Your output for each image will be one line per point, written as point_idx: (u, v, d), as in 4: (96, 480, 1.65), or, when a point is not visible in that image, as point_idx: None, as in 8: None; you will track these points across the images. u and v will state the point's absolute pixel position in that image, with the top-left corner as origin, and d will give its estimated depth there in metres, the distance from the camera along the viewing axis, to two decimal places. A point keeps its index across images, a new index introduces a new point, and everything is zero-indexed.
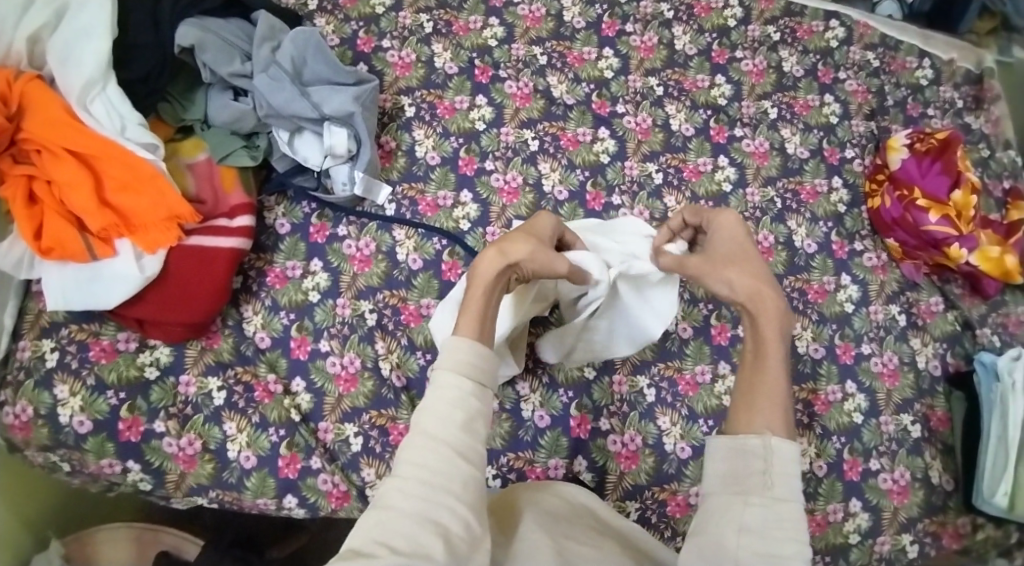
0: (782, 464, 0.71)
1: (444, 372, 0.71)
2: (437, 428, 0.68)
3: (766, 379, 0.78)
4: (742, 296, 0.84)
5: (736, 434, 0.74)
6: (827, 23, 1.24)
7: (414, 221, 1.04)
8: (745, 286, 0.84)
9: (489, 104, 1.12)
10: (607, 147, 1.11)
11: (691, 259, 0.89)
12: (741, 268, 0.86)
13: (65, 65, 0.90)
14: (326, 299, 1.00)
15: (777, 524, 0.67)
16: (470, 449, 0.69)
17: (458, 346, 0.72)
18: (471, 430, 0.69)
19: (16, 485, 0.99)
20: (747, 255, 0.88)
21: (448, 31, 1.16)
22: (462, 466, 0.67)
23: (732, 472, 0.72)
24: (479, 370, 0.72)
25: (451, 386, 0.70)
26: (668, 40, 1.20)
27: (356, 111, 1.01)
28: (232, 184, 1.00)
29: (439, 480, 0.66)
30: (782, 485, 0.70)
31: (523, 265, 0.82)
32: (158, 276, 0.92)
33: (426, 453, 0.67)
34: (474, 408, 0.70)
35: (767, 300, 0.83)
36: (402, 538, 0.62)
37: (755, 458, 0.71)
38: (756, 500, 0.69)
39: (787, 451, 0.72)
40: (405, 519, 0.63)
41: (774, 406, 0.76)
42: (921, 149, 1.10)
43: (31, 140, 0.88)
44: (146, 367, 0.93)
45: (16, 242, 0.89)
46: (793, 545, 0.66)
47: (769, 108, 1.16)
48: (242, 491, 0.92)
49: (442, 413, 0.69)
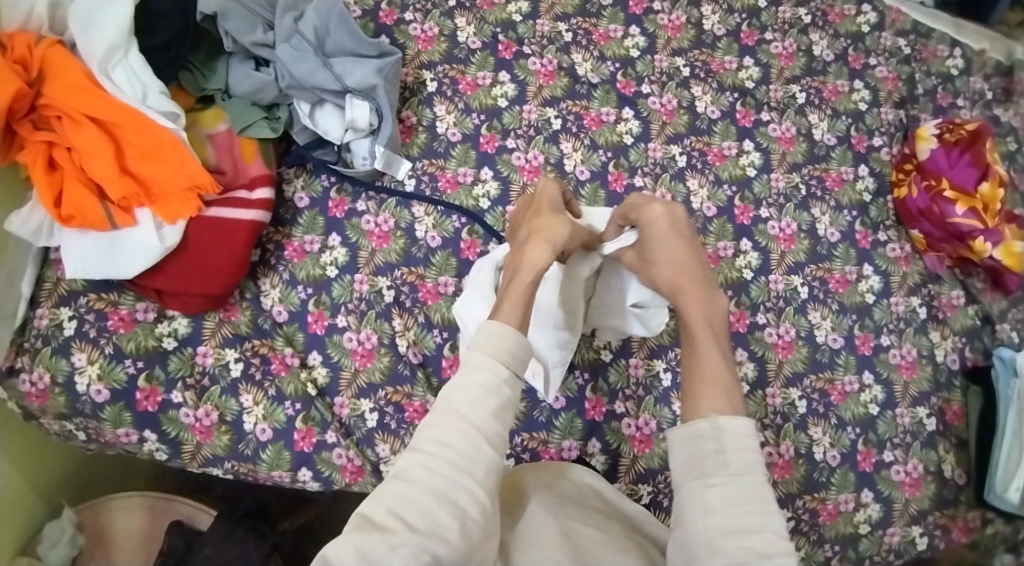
0: (737, 440, 0.69)
1: (478, 354, 0.69)
2: (468, 410, 0.66)
3: (703, 364, 0.77)
4: (667, 290, 0.86)
5: (688, 422, 0.72)
6: (859, 7, 1.21)
7: (433, 198, 1.03)
8: (666, 279, 0.86)
9: (512, 81, 1.10)
10: (631, 128, 1.09)
11: (626, 253, 0.90)
12: (672, 265, 0.86)
13: (86, 30, 0.88)
14: (344, 275, 0.99)
15: (741, 500, 0.65)
16: (496, 436, 0.67)
17: (495, 330, 0.70)
18: (503, 418, 0.68)
19: (32, 452, 0.99)
20: (678, 248, 0.87)
21: (472, 5, 1.14)
22: (487, 452, 0.66)
23: (690, 459, 0.69)
24: (515, 359, 0.70)
25: (485, 370, 0.68)
26: (697, 20, 1.18)
27: (379, 83, 0.99)
28: (253, 155, 0.99)
29: (465, 463, 0.65)
30: (738, 460, 0.67)
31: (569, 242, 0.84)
32: (177, 247, 0.91)
33: (454, 431, 0.66)
34: (507, 396, 0.68)
35: (692, 292, 0.84)
36: (419, 514, 0.61)
37: (708, 442, 0.69)
38: (716, 480, 0.66)
39: (739, 427, 0.69)
40: (425, 496, 0.62)
41: (714, 386, 0.74)
42: (950, 140, 1.07)
43: (52, 106, 0.86)
44: (164, 338, 0.93)
45: (36, 209, 0.88)
46: (757, 518, 0.64)
47: (797, 93, 1.14)
48: (257, 462, 0.93)
49: (473, 394, 0.67)
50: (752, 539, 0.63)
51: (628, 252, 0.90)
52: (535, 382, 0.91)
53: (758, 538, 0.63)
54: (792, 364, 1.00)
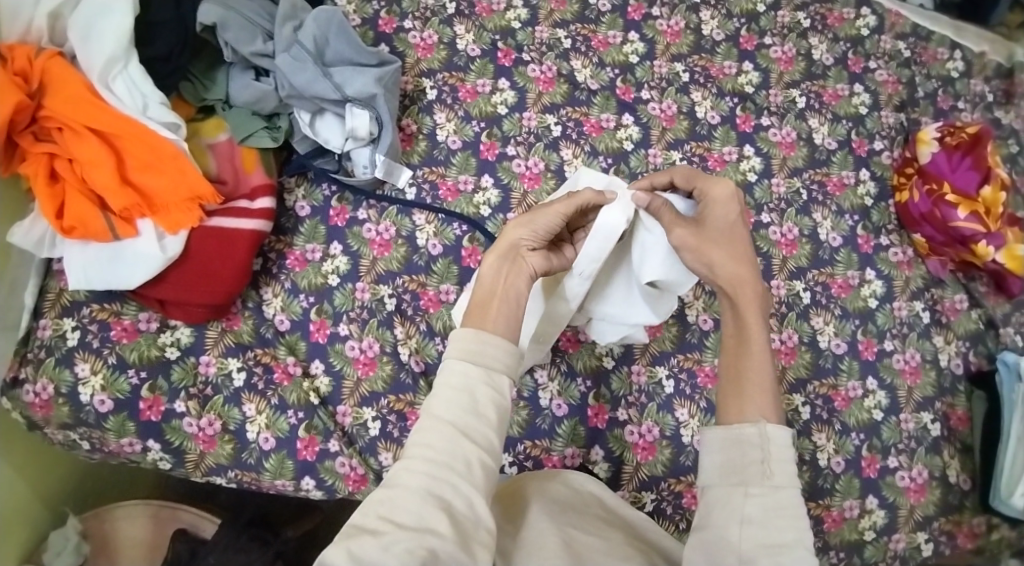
0: (780, 451, 0.69)
1: (449, 359, 0.70)
2: (442, 409, 0.67)
3: (753, 363, 0.75)
4: (724, 280, 0.81)
5: (730, 425, 0.71)
6: (859, 11, 1.21)
7: (434, 206, 1.04)
8: (726, 268, 0.81)
9: (511, 88, 1.10)
10: (631, 134, 1.09)
11: (680, 225, 0.84)
12: (728, 250, 0.82)
13: (87, 42, 0.89)
14: (345, 283, 0.99)
15: (778, 513, 0.66)
16: (477, 432, 0.67)
17: (462, 333, 0.71)
18: (480, 414, 0.67)
19: (37, 462, 1.00)
20: (735, 235, 0.83)
21: (471, 12, 1.14)
22: (468, 447, 0.66)
23: (729, 463, 0.69)
24: (486, 356, 0.70)
25: (456, 370, 0.68)
26: (696, 25, 1.18)
27: (378, 92, 1.00)
28: (254, 165, 1.00)
29: (446, 459, 0.65)
30: (780, 473, 0.68)
31: (525, 235, 0.80)
32: (179, 256, 0.91)
33: (432, 432, 0.66)
34: (482, 393, 0.68)
35: (748, 287, 0.80)
36: (407, 513, 0.62)
37: (753, 449, 0.69)
38: (755, 490, 0.67)
39: (784, 437, 0.69)
40: (411, 496, 0.63)
41: (762, 391, 0.73)
42: (951, 143, 1.07)
43: (52, 117, 0.87)
44: (167, 348, 0.93)
45: (38, 220, 0.88)
46: (793, 533, 0.65)
47: (797, 97, 1.14)
48: (260, 472, 0.93)
49: (447, 394, 0.67)
50: (787, 555, 0.63)
51: (682, 225, 0.84)
52: None
53: (791, 553, 0.64)
54: (795, 370, 0.99)
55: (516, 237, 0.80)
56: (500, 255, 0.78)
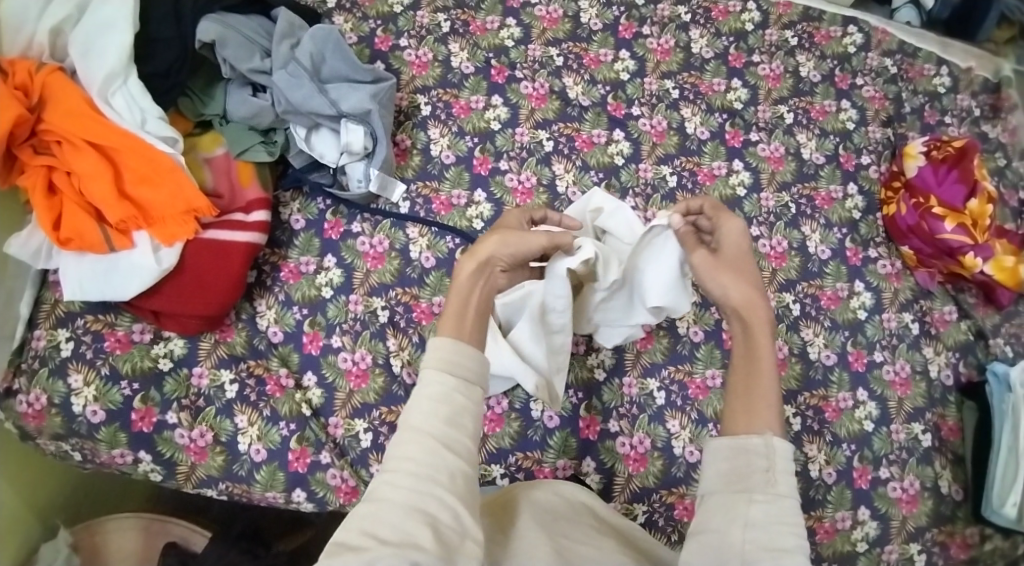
0: (784, 462, 0.69)
1: (426, 369, 0.69)
2: (421, 421, 0.66)
3: (761, 378, 0.75)
4: (736, 300, 0.81)
5: (736, 435, 0.71)
6: (846, 29, 1.24)
7: (428, 219, 1.05)
8: (739, 290, 0.81)
9: (504, 105, 1.12)
10: (622, 149, 1.11)
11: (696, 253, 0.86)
12: (738, 274, 0.83)
13: (88, 58, 0.91)
14: (338, 295, 1.00)
15: (781, 521, 0.65)
16: (457, 442, 0.67)
17: (437, 343, 0.71)
18: (458, 424, 0.67)
19: (28, 474, 1.00)
20: (744, 261, 0.85)
21: (465, 31, 1.17)
22: (447, 458, 0.65)
23: (733, 471, 0.69)
24: (462, 366, 0.70)
25: (434, 381, 0.68)
26: (685, 43, 1.20)
27: (373, 108, 1.02)
28: (249, 178, 1.01)
29: (426, 472, 0.64)
30: (785, 483, 0.67)
31: (500, 254, 0.81)
32: (174, 269, 0.92)
33: (412, 445, 0.65)
34: (459, 403, 0.68)
35: (761, 309, 0.80)
36: (391, 529, 0.61)
37: (758, 458, 0.69)
38: (760, 497, 0.66)
39: (788, 450, 0.69)
40: (394, 512, 0.62)
41: (771, 406, 0.73)
42: (937, 157, 1.09)
43: (52, 131, 0.88)
44: (160, 359, 0.94)
45: (35, 232, 0.90)
46: (794, 540, 0.64)
47: (785, 113, 1.16)
48: (251, 483, 0.93)
49: (426, 407, 0.67)
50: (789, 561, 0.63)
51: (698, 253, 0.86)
52: (540, 392, 0.92)
53: (793, 559, 0.63)
54: (786, 381, 1.00)
55: (495, 253, 0.81)
56: (478, 267, 0.78)
